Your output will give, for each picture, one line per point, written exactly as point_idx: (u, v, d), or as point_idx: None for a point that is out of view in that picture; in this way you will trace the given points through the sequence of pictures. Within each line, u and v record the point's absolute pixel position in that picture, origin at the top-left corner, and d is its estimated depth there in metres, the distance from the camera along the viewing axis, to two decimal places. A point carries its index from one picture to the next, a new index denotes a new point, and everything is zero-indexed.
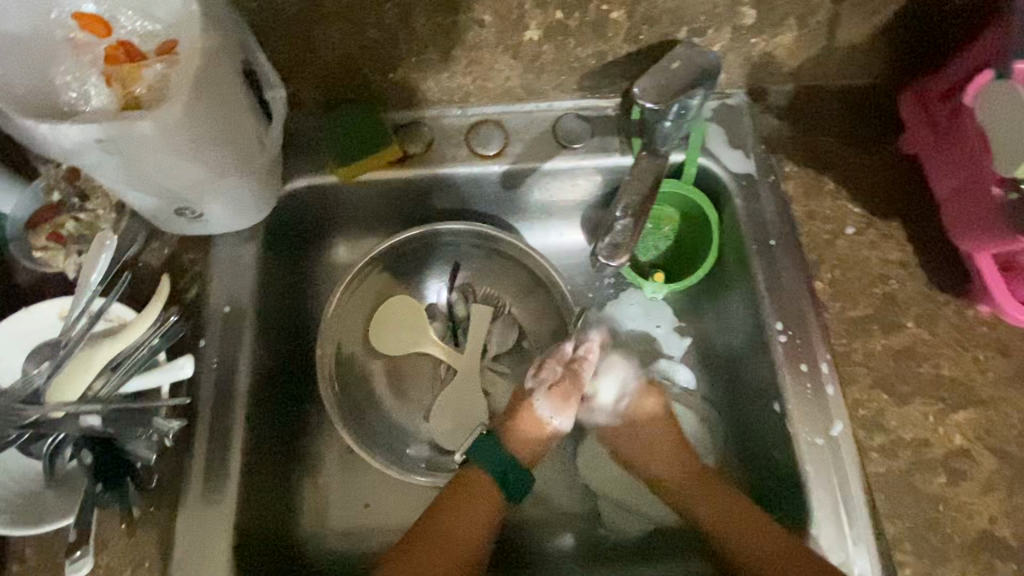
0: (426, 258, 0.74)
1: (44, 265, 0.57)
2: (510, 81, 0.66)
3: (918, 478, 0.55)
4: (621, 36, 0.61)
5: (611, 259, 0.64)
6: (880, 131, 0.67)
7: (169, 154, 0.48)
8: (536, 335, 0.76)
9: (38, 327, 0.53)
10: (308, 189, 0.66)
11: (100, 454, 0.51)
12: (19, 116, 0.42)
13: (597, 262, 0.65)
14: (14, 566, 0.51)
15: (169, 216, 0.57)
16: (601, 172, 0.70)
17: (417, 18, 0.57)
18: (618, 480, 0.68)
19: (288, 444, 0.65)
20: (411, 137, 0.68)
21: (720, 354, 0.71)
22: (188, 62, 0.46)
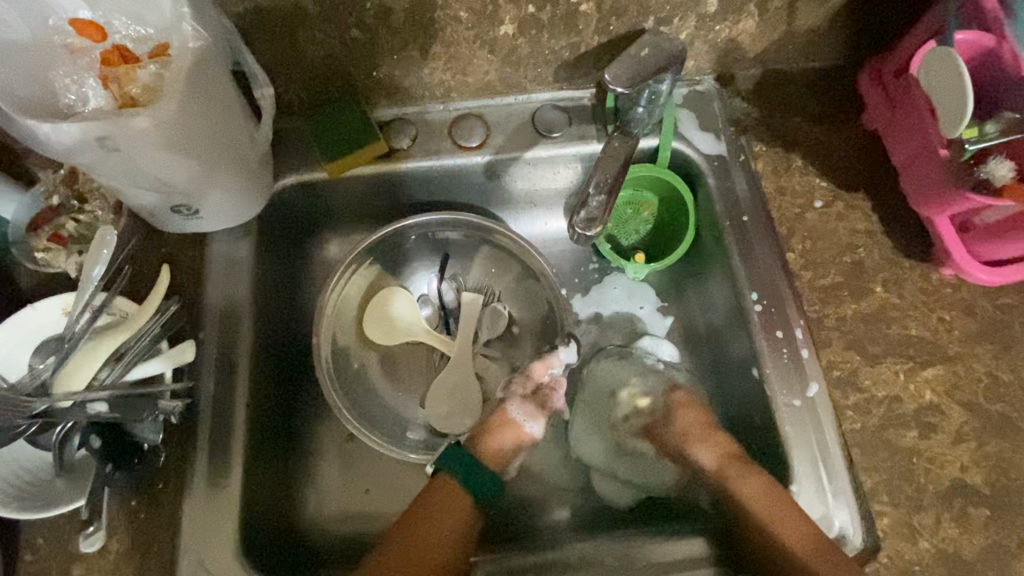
0: (416, 250, 0.77)
1: (47, 266, 0.60)
2: (489, 75, 0.69)
3: (891, 432, 0.58)
4: (591, 27, 0.64)
5: (587, 231, 0.65)
6: (843, 110, 0.70)
7: (165, 149, 0.50)
8: (526, 320, 0.78)
9: (43, 323, 0.55)
10: (299, 185, 0.68)
11: (109, 440, 0.52)
12: (22, 116, 0.45)
13: (574, 235, 0.66)
14: (27, 555, 0.53)
15: (166, 214, 0.60)
16: (579, 160, 0.73)
17: (397, 16, 0.60)
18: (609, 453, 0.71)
19: (288, 432, 0.67)
20: (396, 133, 0.71)
21: (703, 329, 0.74)
22: (181, 61, 0.48)
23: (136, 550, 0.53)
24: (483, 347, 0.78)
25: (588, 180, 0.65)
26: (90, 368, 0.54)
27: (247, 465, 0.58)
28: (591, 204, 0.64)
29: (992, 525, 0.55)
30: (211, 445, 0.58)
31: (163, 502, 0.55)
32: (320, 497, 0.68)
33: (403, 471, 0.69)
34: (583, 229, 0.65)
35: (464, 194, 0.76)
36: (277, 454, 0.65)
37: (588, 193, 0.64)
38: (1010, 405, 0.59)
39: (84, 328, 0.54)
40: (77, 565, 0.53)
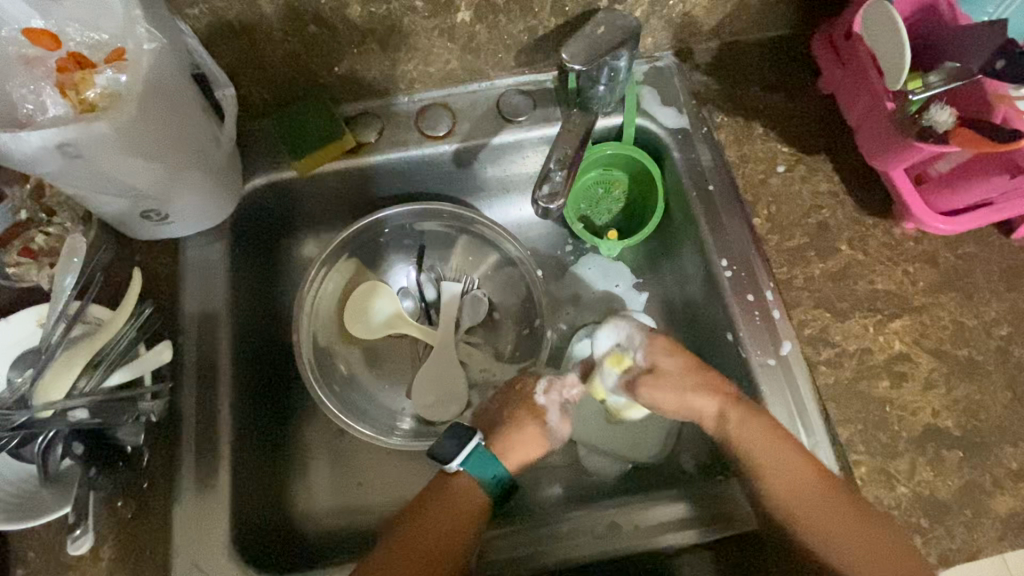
0: (391, 243, 0.78)
1: (20, 280, 0.59)
2: (450, 63, 0.70)
3: (863, 384, 0.60)
4: (547, 9, 0.65)
5: (551, 203, 0.64)
6: (798, 77, 0.72)
7: (128, 153, 0.50)
8: (505, 305, 0.79)
9: (19, 336, 0.55)
10: (269, 186, 0.69)
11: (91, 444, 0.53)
12: None
13: (538, 209, 0.64)
14: (18, 569, 0.53)
15: (135, 220, 0.60)
16: (546, 142, 0.74)
17: (354, 10, 0.60)
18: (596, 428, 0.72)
19: (275, 431, 0.67)
20: (363, 127, 0.71)
21: (679, 302, 0.75)
22: (139, 64, 0.49)
23: (130, 553, 0.54)
24: (465, 334, 0.78)
25: (550, 157, 0.65)
26: (69, 376, 0.53)
27: (236, 464, 0.59)
28: (554, 178, 0.64)
29: (965, 465, 0.57)
30: (198, 447, 0.58)
31: (152, 506, 0.56)
32: (312, 493, 0.68)
33: (394, 462, 0.70)
34: (546, 203, 0.64)
35: (435, 185, 0.77)
36: (264, 452, 0.65)
37: (551, 168, 0.64)
38: (976, 350, 0.61)
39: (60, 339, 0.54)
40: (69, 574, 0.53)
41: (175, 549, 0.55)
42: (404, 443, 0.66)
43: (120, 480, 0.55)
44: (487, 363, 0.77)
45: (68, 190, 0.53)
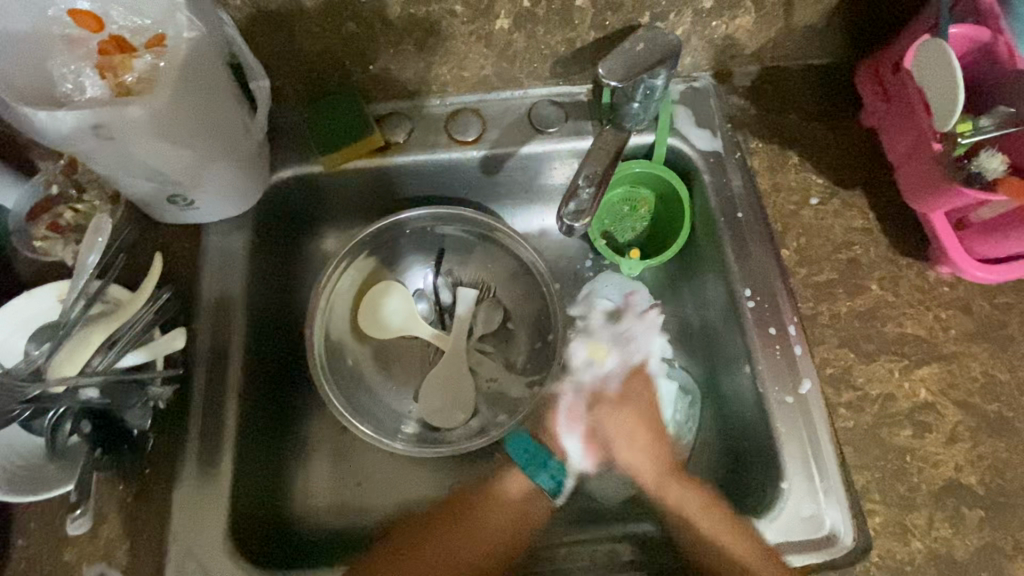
0: (411, 244, 0.78)
1: (46, 254, 0.61)
2: (485, 70, 0.69)
3: (885, 431, 0.57)
4: (587, 22, 0.64)
5: (576, 223, 0.62)
6: (839, 107, 0.70)
7: (160, 138, 0.51)
8: (520, 316, 0.78)
9: (39, 311, 0.56)
10: (295, 179, 0.69)
11: (98, 424, 0.54)
12: (20, 104, 0.46)
13: (562, 228, 0.63)
14: (18, 539, 0.53)
15: (163, 204, 0.60)
16: (575, 155, 0.73)
17: (393, 10, 0.61)
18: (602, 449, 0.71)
19: (280, 424, 0.67)
20: (392, 127, 0.71)
21: (696, 328, 0.74)
22: (179, 53, 0.49)
23: (128, 533, 0.54)
24: (478, 342, 0.78)
25: (578, 173, 0.63)
26: (81, 354, 0.53)
27: (239, 452, 0.59)
28: (581, 196, 0.63)
29: (986, 526, 0.54)
30: (204, 434, 0.58)
31: (154, 489, 0.56)
32: (311, 487, 0.68)
33: (397, 464, 0.69)
34: (571, 221, 0.63)
35: (460, 189, 0.76)
36: (269, 443, 0.65)
37: (579, 183, 0.63)
38: (1007, 405, 0.58)
39: (78, 316, 0.55)
40: (67, 549, 0.53)
41: (173, 534, 0.55)
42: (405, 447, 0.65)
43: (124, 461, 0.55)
44: (497, 372, 0.76)
45: (99, 170, 0.53)
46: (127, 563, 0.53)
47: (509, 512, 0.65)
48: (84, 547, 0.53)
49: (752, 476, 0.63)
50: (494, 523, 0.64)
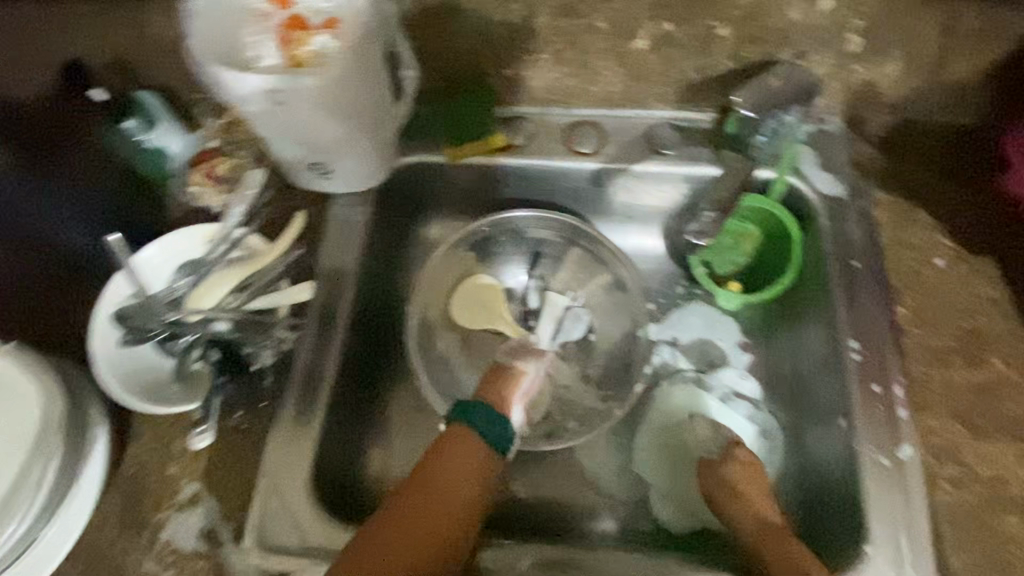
0: (512, 245, 0.80)
1: (197, 199, 0.68)
2: (613, 86, 0.71)
3: (990, 515, 0.53)
4: (725, 52, 0.65)
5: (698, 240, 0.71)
6: (977, 171, 0.67)
7: (321, 109, 0.56)
8: (604, 329, 0.78)
9: (187, 248, 0.62)
10: (418, 165, 0.73)
11: (223, 355, 0.60)
12: (215, 66, 0.52)
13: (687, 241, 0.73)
14: (133, 445, 0.60)
15: (304, 170, 0.66)
16: (688, 181, 0.73)
17: (540, 19, 0.64)
18: (671, 472, 0.70)
19: (368, 389, 0.71)
20: (514, 129, 0.74)
21: (788, 372, 0.72)
22: (350, 33, 0.54)
23: (226, 461, 0.59)
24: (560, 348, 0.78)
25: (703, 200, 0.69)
26: (218, 291, 0.60)
27: (330, 409, 0.62)
28: (703, 219, 0.70)
29: None
30: (301, 388, 0.61)
31: (252, 425, 0.60)
32: (380, 460, 0.70)
33: None
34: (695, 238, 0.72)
35: (566, 197, 0.79)
36: (353, 409, 0.68)
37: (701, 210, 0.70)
38: None
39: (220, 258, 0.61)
40: (173, 463, 0.59)
41: (260, 470, 0.59)
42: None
43: (238, 395, 0.61)
44: (574, 381, 0.77)
45: (263, 133, 0.59)
46: (220, 486, 0.58)
47: (459, 467, 0.58)
48: (188, 465, 0.59)
49: (828, 531, 0.61)
50: (450, 494, 0.56)
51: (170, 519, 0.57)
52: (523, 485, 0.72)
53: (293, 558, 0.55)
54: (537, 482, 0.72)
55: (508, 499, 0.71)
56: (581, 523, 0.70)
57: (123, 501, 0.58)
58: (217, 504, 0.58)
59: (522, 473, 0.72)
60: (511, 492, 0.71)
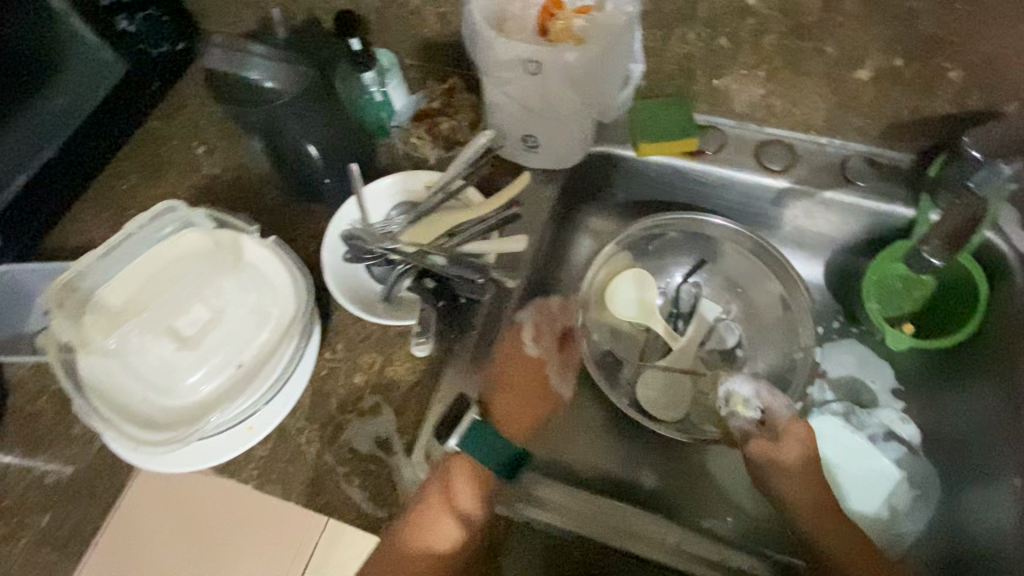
0: (676, 248, 0.83)
1: (414, 150, 0.75)
2: (816, 112, 0.73)
3: None
4: (947, 95, 0.66)
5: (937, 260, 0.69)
6: None
7: (566, 81, 0.61)
8: (751, 345, 0.80)
9: (411, 188, 0.69)
10: (608, 155, 0.78)
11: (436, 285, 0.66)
12: (488, 32, 0.59)
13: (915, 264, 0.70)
14: (326, 351, 0.67)
15: (514, 141, 0.71)
16: (874, 215, 0.74)
17: (769, 37, 0.67)
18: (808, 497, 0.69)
19: (524, 350, 0.76)
20: (707, 138, 0.77)
21: (948, 424, 0.71)
22: (612, 21, 0.59)
23: (406, 382, 0.65)
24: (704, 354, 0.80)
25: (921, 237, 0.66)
26: (432, 231, 0.66)
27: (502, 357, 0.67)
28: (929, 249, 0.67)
29: None
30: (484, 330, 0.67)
31: (430, 356, 0.66)
32: None
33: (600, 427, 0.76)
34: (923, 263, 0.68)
35: (739, 211, 0.81)
36: None
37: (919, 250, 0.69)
38: None
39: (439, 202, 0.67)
40: (359, 374, 0.65)
41: (435, 396, 0.64)
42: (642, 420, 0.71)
43: (436, 320, 0.65)
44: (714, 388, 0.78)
45: (498, 100, 0.66)
46: (397, 404, 0.64)
47: (457, 497, 0.64)
48: (374, 377, 0.65)
49: None
50: (460, 502, 0.64)
51: (351, 422, 0.63)
52: (651, 473, 0.74)
53: None
54: (665, 471, 0.74)
55: (632, 480, 0.73)
56: (703, 518, 0.71)
57: (313, 397, 0.65)
58: (393, 418, 0.63)
59: (651, 461, 0.74)
60: (640, 479, 0.73)
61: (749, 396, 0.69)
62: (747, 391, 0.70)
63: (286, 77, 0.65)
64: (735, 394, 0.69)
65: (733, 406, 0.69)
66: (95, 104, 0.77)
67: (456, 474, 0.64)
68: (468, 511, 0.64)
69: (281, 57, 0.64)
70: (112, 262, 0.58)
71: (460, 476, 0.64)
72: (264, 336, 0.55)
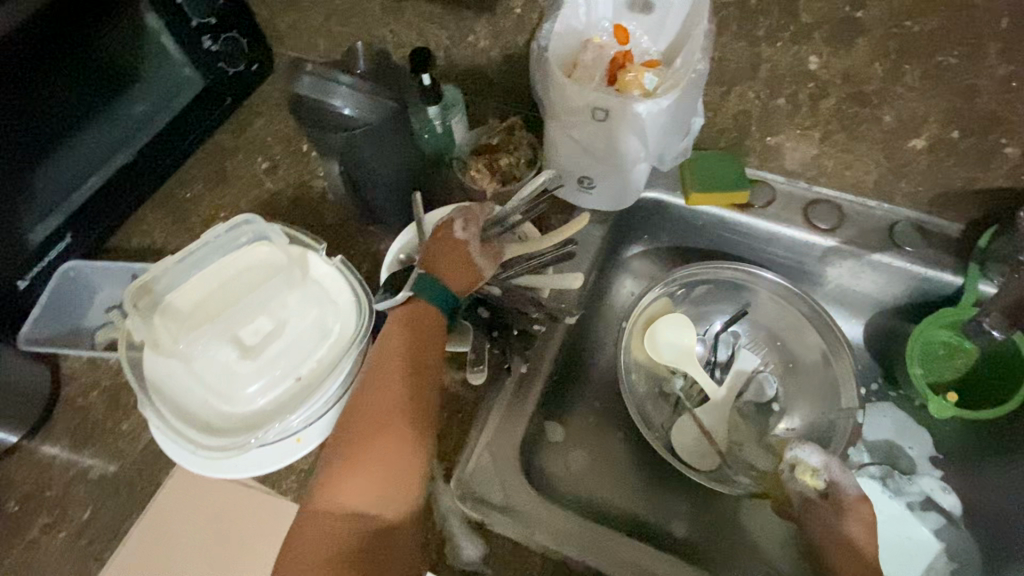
0: (718, 296, 0.84)
1: (472, 182, 0.78)
2: (868, 176, 0.74)
3: None
4: (1002, 170, 0.67)
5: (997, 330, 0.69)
6: None
7: (632, 131, 0.63)
8: (789, 400, 0.80)
9: None
10: (657, 202, 0.81)
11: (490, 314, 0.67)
12: (561, 77, 0.62)
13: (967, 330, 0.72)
14: None
15: (571, 181, 0.74)
16: (922, 281, 0.74)
17: (827, 101, 0.69)
18: None
19: (562, 386, 0.77)
20: (757, 192, 0.79)
21: (989, 501, 0.69)
22: (683, 74, 0.61)
23: (449, 409, 0.66)
24: (742, 404, 0.80)
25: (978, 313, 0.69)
26: None
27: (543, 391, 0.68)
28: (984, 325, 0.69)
29: None
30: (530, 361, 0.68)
31: (475, 384, 0.67)
32: (556, 456, 0.75)
33: (633, 472, 0.77)
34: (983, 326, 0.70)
35: (783, 265, 0.82)
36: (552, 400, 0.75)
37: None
38: None
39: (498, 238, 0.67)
40: None
41: (476, 424, 0.65)
42: (682, 467, 0.70)
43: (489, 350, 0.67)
44: (750, 440, 0.78)
45: (561, 141, 0.68)
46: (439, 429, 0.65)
47: (424, 346, 0.57)
48: None
49: None
50: (424, 339, 0.58)
51: None
52: (683, 522, 0.74)
53: (494, 512, 0.60)
54: (696, 521, 0.74)
55: (663, 528, 0.73)
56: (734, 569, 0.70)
57: None
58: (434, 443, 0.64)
59: (683, 511, 0.74)
60: (670, 527, 0.73)
61: (817, 467, 0.66)
62: (817, 461, 0.66)
63: (367, 109, 0.65)
64: (803, 462, 0.66)
65: (798, 474, 0.66)
66: (174, 114, 0.81)
67: (421, 318, 0.59)
68: (429, 364, 0.57)
69: (365, 91, 0.64)
70: (186, 268, 0.61)
71: (424, 320, 0.58)
72: (321, 354, 0.57)
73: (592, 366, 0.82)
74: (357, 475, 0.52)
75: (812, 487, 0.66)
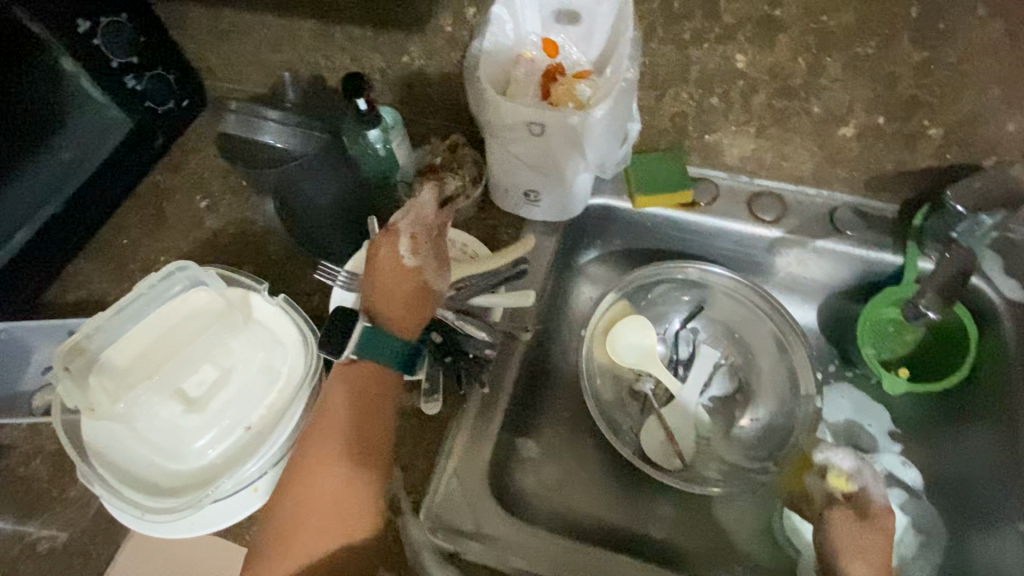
0: (675, 294, 0.85)
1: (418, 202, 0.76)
2: (805, 166, 0.76)
3: None
4: (929, 150, 0.69)
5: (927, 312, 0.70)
6: None
7: (570, 143, 0.63)
8: (753, 392, 0.81)
9: None
10: (603, 207, 0.82)
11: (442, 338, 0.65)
12: (495, 97, 0.61)
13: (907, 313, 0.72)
14: None
15: (518, 195, 0.74)
16: (865, 263, 0.77)
17: (758, 97, 0.70)
18: None
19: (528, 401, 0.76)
20: (701, 190, 0.80)
21: (948, 472, 0.71)
22: (613, 82, 0.61)
23: (412, 439, 0.64)
24: (707, 399, 0.81)
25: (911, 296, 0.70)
26: None
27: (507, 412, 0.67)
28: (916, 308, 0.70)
29: None
30: (491, 382, 0.67)
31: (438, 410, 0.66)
32: (529, 472, 0.75)
33: (607, 480, 0.77)
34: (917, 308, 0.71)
35: (735, 259, 0.83)
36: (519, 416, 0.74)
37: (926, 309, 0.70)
38: None
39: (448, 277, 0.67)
40: None
41: (442, 451, 0.63)
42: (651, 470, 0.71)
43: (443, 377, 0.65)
44: (719, 434, 0.79)
45: (505, 160, 0.68)
46: (405, 461, 0.64)
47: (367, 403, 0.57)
48: None
49: None
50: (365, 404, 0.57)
51: None
52: (660, 525, 0.74)
53: (467, 541, 0.59)
54: (673, 522, 0.74)
55: (642, 532, 0.74)
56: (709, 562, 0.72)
57: None
58: (401, 477, 0.62)
59: (659, 513, 0.75)
60: (648, 530, 0.74)
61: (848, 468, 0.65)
62: (849, 464, 0.66)
63: (298, 143, 0.76)
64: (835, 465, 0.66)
65: (830, 477, 0.65)
66: (101, 160, 0.78)
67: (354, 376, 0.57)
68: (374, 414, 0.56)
69: (300, 125, 0.75)
70: (121, 321, 0.57)
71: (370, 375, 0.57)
72: (276, 398, 0.57)
73: (557, 378, 0.82)
74: (305, 536, 0.52)
75: (839, 489, 0.65)
